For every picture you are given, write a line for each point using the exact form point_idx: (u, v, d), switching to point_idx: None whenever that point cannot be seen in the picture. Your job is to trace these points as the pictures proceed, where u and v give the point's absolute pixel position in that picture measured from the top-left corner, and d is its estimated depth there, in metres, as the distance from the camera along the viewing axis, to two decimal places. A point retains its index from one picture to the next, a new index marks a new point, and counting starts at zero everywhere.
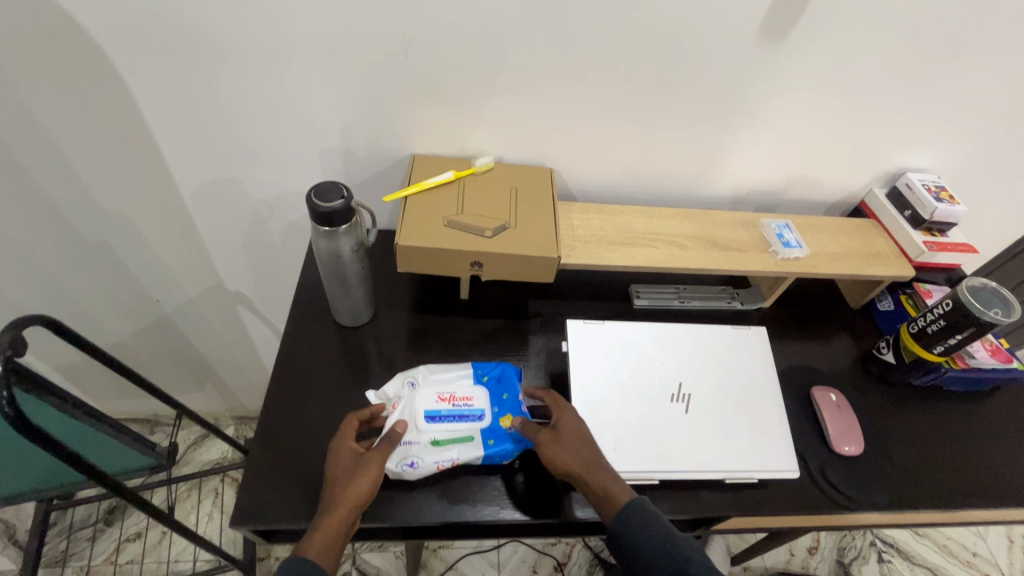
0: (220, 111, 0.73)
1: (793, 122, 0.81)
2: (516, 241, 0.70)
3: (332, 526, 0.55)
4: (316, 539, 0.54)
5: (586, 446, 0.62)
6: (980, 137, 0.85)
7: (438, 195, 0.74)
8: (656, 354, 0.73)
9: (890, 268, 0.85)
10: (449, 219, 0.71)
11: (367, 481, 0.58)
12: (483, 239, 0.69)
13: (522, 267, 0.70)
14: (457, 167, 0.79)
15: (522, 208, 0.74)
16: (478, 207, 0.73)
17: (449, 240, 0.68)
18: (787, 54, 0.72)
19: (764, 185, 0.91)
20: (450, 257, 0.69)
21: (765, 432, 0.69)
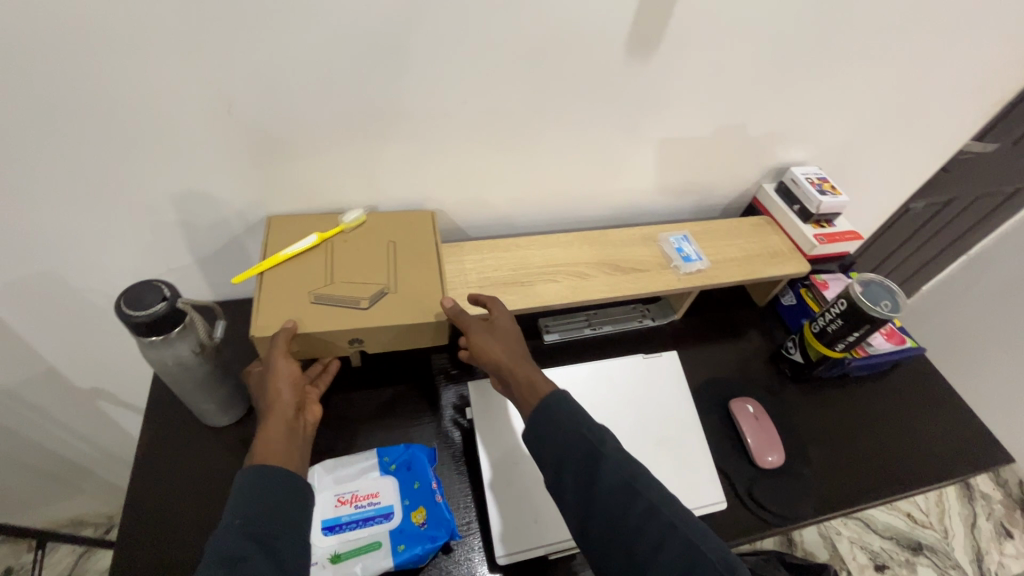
0: (6, 202, 0.59)
1: (675, 134, 0.79)
2: (397, 307, 0.63)
3: (271, 429, 0.51)
4: (261, 448, 0.50)
5: (514, 340, 0.61)
6: (848, 126, 0.87)
7: (302, 267, 0.65)
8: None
9: (787, 267, 0.85)
10: (316, 293, 0.63)
11: (286, 372, 0.55)
12: (358, 311, 0.62)
13: (410, 336, 0.63)
14: (322, 228, 0.70)
15: (401, 267, 0.67)
16: (349, 273, 0.66)
17: (317, 320, 0.60)
18: (659, 69, 0.69)
19: (658, 195, 0.89)
20: (326, 339, 0.61)
21: (688, 466, 0.67)
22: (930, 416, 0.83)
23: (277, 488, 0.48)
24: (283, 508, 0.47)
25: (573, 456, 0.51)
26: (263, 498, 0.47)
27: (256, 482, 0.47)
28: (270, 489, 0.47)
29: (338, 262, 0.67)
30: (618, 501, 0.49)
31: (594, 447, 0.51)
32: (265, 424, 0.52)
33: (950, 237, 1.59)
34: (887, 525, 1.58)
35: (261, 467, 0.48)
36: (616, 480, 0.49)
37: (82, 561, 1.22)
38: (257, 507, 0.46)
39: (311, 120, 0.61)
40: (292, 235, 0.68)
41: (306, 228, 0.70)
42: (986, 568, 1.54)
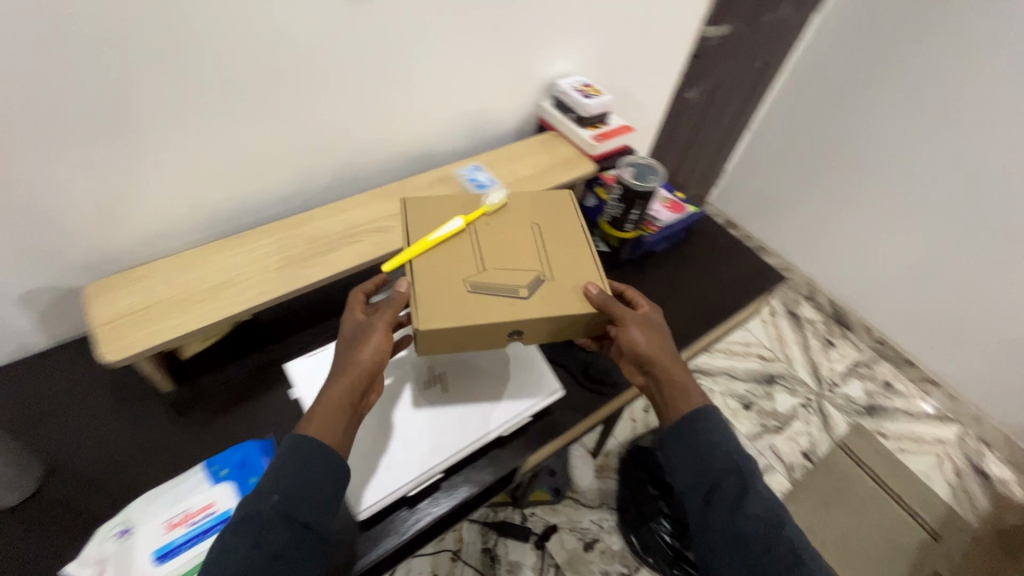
0: None
1: (429, 70, 0.80)
2: (554, 297, 0.62)
3: (332, 400, 0.57)
4: (315, 420, 0.56)
5: (660, 336, 0.66)
6: (591, 30, 0.94)
7: (450, 250, 0.65)
8: (396, 349, 0.69)
9: (577, 170, 0.92)
10: (471, 281, 0.62)
11: (381, 345, 0.60)
12: (518, 299, 0.61)
13: (568, 324, 0.63)
14: (465, 210, 0.71)
15: (549, 247, 0.67)
16: (501, 260, 0.65)
17: (483, 311, 0.59)
18: (382, 7, 0.68)
19: (443, 134, 0.91)
20: (487, 329, 0.60)
21: (517, 373, 0.76)
22: (718, 264, 0.97)
23: (301, 467, 0.53)
24: (305, 508, 0.52)
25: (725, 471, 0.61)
26: (297, 463, 0.53)
27: (301, 455, 0.54)
28: (313, 460, 0.54)
29: (484, 243, 0.66)
30: (739, 492, 0.59)
31: (736, 476, 0.60)
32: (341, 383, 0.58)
33: (730, 114, 1.83)
34: (746, 369, 1.85)
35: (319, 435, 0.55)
36: (730, 494, 0.59)
37: None
38: (291, 491, 0.52)
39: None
40: (436, 217, 0.68)
41: (434, 215, 0.69)
42: (822, 376, 1.88)
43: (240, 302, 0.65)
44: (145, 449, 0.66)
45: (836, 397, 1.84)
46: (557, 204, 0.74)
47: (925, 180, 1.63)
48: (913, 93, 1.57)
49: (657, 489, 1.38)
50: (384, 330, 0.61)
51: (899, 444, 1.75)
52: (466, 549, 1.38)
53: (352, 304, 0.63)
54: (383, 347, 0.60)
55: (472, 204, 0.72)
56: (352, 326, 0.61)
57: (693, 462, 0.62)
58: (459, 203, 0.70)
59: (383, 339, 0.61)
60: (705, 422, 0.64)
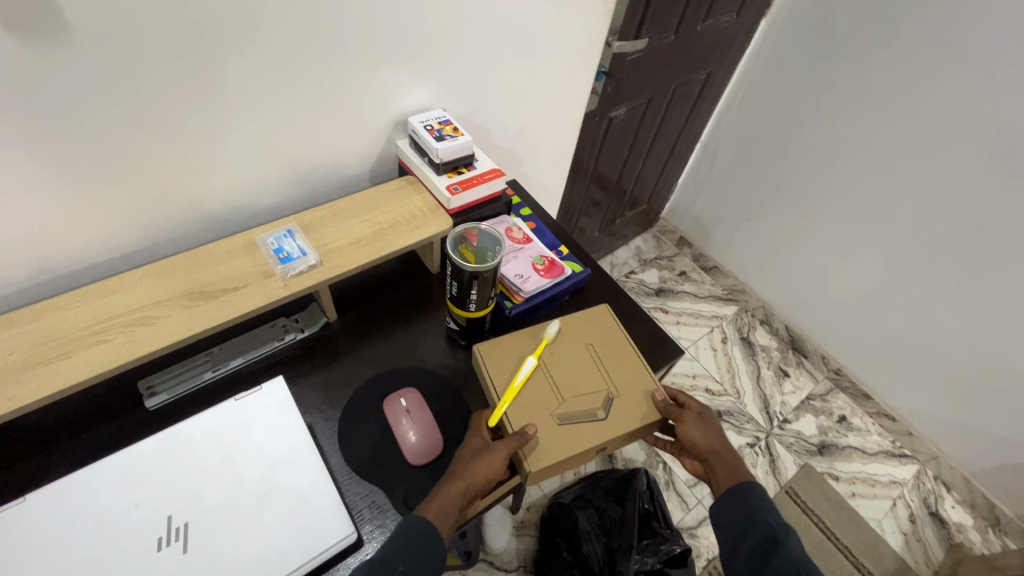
0: None
1: (220, 119, 0.63)
2: (626, 414, 0.68)
3: (450, 491, 0.58)
4: (436, 502, 0.57)
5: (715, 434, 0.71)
6: (447, 56, 0.78)
7: (534, 392, 0.68)
8: (123, 496, 0.53)
9: (426, 228, 0.76)
10: (561, 417, 0.66)
11: (495, 453, 0.60)
12: (602, 422, 0.67)
13: (639, 431, 0.69)
14: (530, 344, 0.73)
15: (610, 365, 0.72)
16: (577, 387, 0.69)
17: (577, 441, 0.64)
18: (107, 51, 0.51)
19: (262, 188, 0.74)
20: (581, 456, 0.65)
21: (305, 508, 0.55)
22: None
23: (423, 530, 0.55)
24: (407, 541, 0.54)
25: (751, 507, 0.65)
26: (408, 536, 0.55)
27: (417, 525, 0.56)
28: (417, 531, 0.55)
29: (561, 380, 0.70)
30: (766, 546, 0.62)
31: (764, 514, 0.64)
32: (460, 475, 0.59)
33: (673, 128, 1.67)
34: None
35: (428, 515, 0.56)
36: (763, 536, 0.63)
37: None
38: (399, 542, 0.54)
39: None
40: (509, 363, 0.70)
41: (512, 349, 0.72)
42: (772, 412, 1.75)
43: None
44: None
45: (787, 435, 1.70)
46: (600, 317, 0.78)
47: (879, 203, 1.49)
48: (867, 109, 1.42)
49: (573, 558, 1.24)
50: (511, 439, 0.62)
51: (852, 487, 1.63)
52: None
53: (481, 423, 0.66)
54: (495, 456, 0.60)
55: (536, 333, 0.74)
56: (476, 443, 0.63)
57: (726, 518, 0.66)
58: (527, 335, 0.74)
59: (504, 450, 0.60)
60: (746, 504, 0.65)
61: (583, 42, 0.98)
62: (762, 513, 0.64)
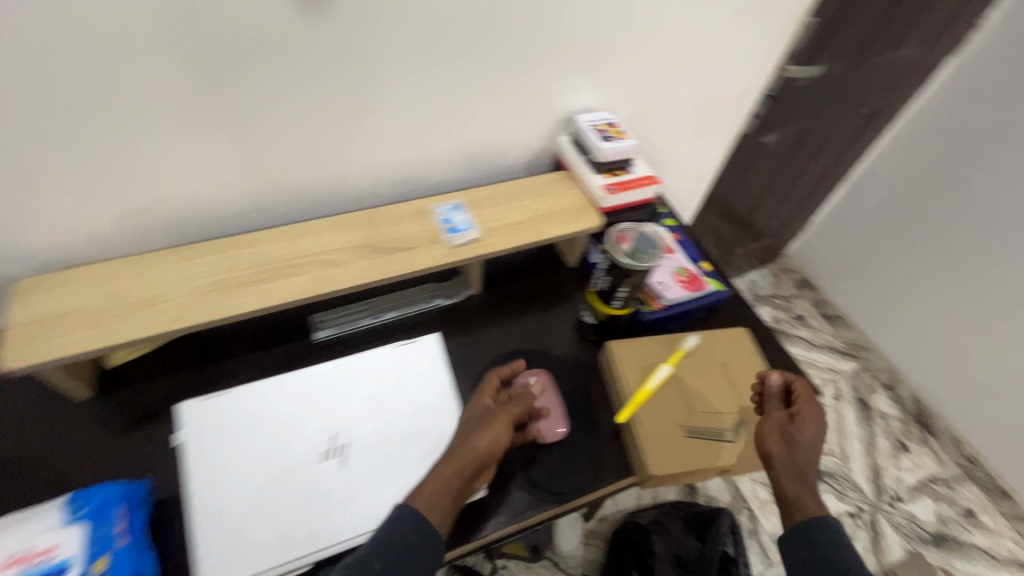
0: None
1: (420, 95, 0.70)
2: (754, 441, 0.67)
3: (428, 483, 0.54)
4: (427, 489, 0.54)
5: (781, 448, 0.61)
6: (626, 61, 0.80)
7: (664, 399, 0.68)
8: (300, 409, 0.60)
9: (576, 223, 0.79)
10: (689, 430, 0.66)
11: (491, 429, 0.57)
12: (729, 444, 0.66)
13: (766, 463, 0.67)
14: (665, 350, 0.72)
15: (744, 390, 0.71)
16: (707, 403, 0.69)
17: (703, 457, 0.64)
18: (357, 26, 0.59)
19: (436, 163, 0.80)
20: (701, 474, 0.64)
21: (443, 457, 0.60)
22: None
23: (405, 539, 0.50)
24: (419, 537, 0.51)
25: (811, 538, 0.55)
26: (383, 549, 0.50)
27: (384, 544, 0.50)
28: (393, 544, 0.50)
29: (693, 393, 0.69)
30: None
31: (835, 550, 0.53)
32: (421, 473, 0.55)
33: (823, 162, 1.56)
34: None
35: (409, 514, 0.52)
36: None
37: None
38: (399, 548, 0.50)
39: None
40: (641, 365, 0.70)
41: (646, 352, 0.72)
42: (883, 485, 1.58)
43: (151, 327, 0.61)
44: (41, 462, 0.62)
45: (897, 515, 1.53)
46: (736, 339, 0.76)
47: None
48: None
49: None
50: (496, 412, 0.60)
51: None
52: None
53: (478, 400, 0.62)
54: (497, 427, 0.58)
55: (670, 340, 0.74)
56: (470, 418, 0.60)
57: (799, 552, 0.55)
58: (661, 341, 0.73)
59: (512, 412, 0.60)
60: (812, 543, 0.55)
61: (758, 60, 0.95)
62: (828, 544, 0.54)
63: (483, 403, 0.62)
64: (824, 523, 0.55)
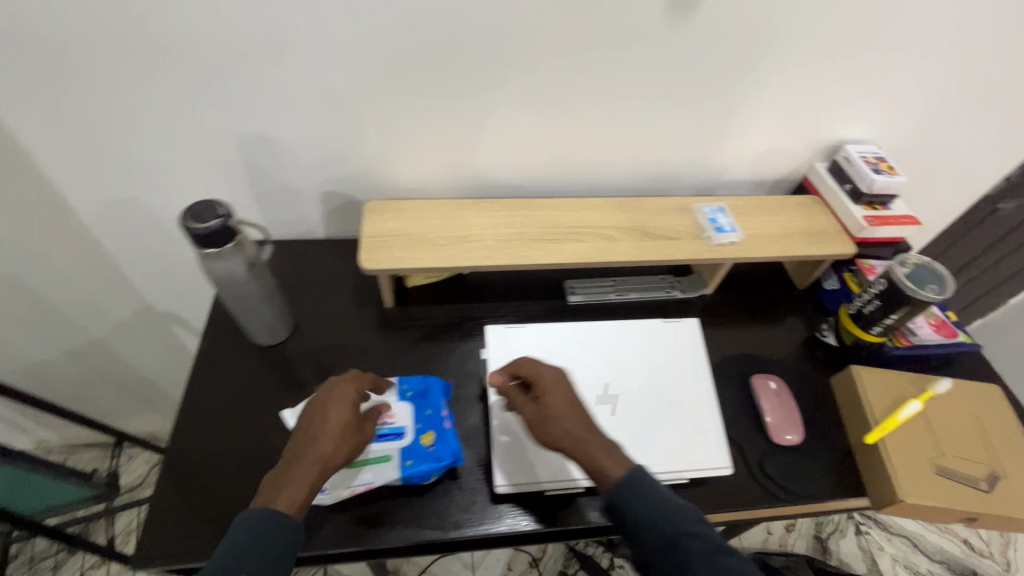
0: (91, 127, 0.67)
1: (718, 101, 0.77)
2: (1010, 498, 0.65)
3: (294, 475, 0.54)
4: (286, 488, 0.53)
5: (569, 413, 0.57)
6: (914, 101, 0.81)
7: (913, 432, 0.68)
8: (580, 355, 0.68)
9: (830, 247, 0.81)
10: (940, 467, 0.66)
11: (326, 424, 0.57)
12: (982, 493, 0.65)
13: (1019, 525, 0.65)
14: (913, 387, 0.72)
15: (999, 446, 0.69)
16: (959, 448, 0.68)
17: (954, 497, 0.64)
18: (701, 34, 0.68)
19: (699, 167, 0.87)
20: (948, 514, 0.64)
21: (696, 429, 0.66)
22: None
23: (250, 531, 0.50)
24: (270, 549, 0.49)
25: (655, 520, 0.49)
26: (247, 537, 0.49)
27: (245, 522, 0.50)
28: (260, 530, 0.50)
29: (943, 435, 0.69)
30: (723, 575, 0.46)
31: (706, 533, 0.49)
32: (281, 464, 0.54)
33: None
34: (942, 549, 1.43)
35: (255, 509, 0.51)
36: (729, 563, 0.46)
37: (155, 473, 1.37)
38: (259, 546, 0.49)
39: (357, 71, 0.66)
40: (888, 396, 0.71)
41: (893, 385, 0.72)
42: None
43: (468, 258, 0.73)
44: (356, 346, 0.77)
45: None
46: (991, 396, 0.74)
47: None
48: None
49: None
50: (342, 400, 0.59)
51: None
52: (545, 562, 1.35)
53: (321, 391, 0.61)
54: (345, 418, 0.58)
55: (916, 380, 0.74)
56: (305, 411, 0.59)
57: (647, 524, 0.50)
58: (907, 377, 0.73)
59: (345, 411, 0.58)
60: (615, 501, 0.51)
61: None
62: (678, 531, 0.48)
63: (310, 401, 0.61)
64: (673, 512, 0.50)
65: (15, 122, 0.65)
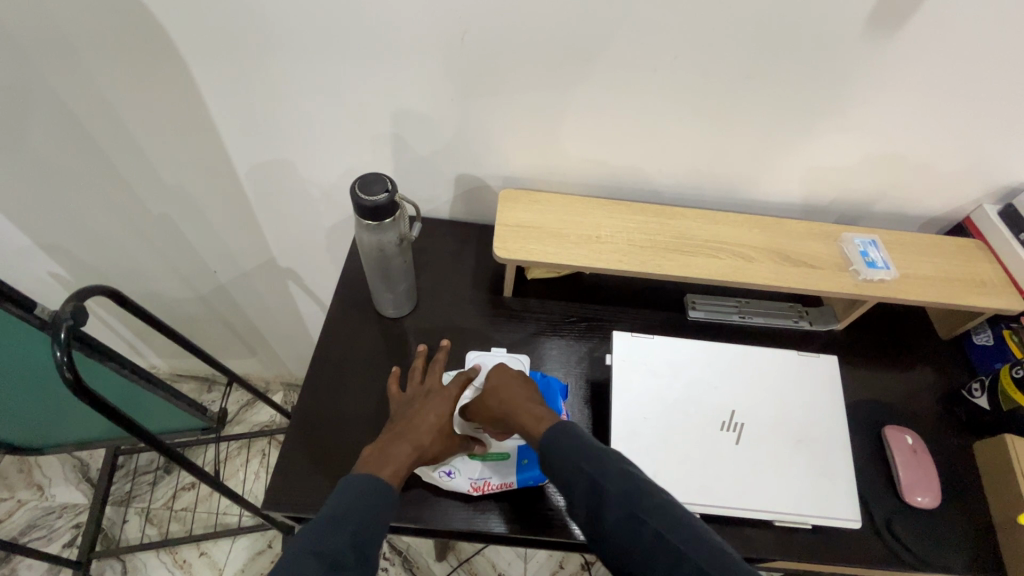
0: (263, 88, 0.71)
1: (892, 126, 0.71)
2: None
3: (397, 454, 0.56)
4: (390, 461, 0.55)
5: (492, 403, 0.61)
6: None
7: None
8: (708, 376, 0.67)
9: (995, 299, 0.73)
10: None
11: (431, 417, 0.60)
12: None
13: None
14: None
15: None
16: None
17: None
18: (899, 50, 0.62)
19: (849, 193, 0.81)
20: None
21: (826, 475, 0.62)
22: None
23: (371, 502, 0.51)
24: (374, 521, 0.50)
25: (569, 486, 0.52)
26: (361, 506, 0.50)
27: (360, 492, 0.52)
28: (370, 503, 0.51)
29: None
30: (628, 525, 0.48)
31: (593, 484, 0.51)
32: (389, 443, 0.57)
33: None
34: None
35: (368, 478, 0.53)
36: (621, 509, 0.49)
37: (244, 411, 1.47)
38: (365, 516, 0.50)
39: (523, 57, 0.65)
40: None
41: None
42: None
43: (598, 259, 0.71)
44: (471, 329, 0.78)
45: None
46: None
47: None
48: None
49: None
50: (444, 397, 0.62)
51: None
52: (598, 568, 1.27)
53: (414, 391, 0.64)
54: (445, 417, 0.61)
55: None
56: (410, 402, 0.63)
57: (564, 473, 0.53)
58: None
59: (445, 409, 0.61)
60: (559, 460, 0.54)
61: None
62: (581, 484, 0.51)
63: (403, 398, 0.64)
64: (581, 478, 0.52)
65: (204, 75, 0.70)
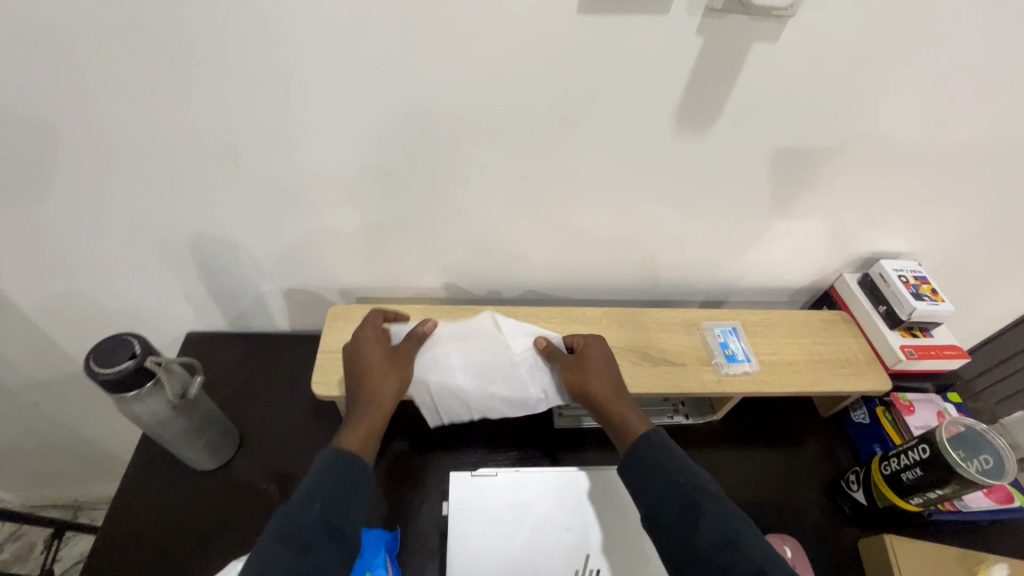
0: (23, 224, 0.60)
1: (732, 210, 0.68)
2: None
3: (366, 423, 0.53)
4: (357, 437, 0.52)
5: (615, 378, 0.60)
6: (959, 219, 0.71)
7: None
8: (558, 516, 0.60)
9: (860, 380, 0.70)
10: None
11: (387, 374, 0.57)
12: None
13: None
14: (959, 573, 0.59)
15: None
16: None
17: None
18: (717, 143, 0.59)
19: (709, 272, 0.78)
20: None
21: None
22: None
23: (343, 478, 0.47)
24: (345, 495, 0.46)
25: (663, 493, 0.48)
26: (336, 482, 0.47)
27: (333, 471, 0.48)
28: (345, 479, 0.47)
29: None
30: (690, 514, 0.46)
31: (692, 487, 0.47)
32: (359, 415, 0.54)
33: None
34: None
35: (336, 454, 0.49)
36: (714, 518, 0.45)
37: None
38: (335, 490, 0.46)
39: (323, 173, 0.59)
40: None
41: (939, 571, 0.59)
42: None
43: None
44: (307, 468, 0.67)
45: None
46: None
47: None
48: None
49: None
50: (387, 355, 0.59)
51: None
52: None
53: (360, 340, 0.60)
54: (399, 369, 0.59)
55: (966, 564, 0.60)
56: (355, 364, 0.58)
57: (648, 479, 0.49)
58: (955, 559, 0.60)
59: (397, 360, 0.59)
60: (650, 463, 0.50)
61: None
62: (658, 481, 0.49)
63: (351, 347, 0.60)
64: (668, 480, 0.49)
65: None
